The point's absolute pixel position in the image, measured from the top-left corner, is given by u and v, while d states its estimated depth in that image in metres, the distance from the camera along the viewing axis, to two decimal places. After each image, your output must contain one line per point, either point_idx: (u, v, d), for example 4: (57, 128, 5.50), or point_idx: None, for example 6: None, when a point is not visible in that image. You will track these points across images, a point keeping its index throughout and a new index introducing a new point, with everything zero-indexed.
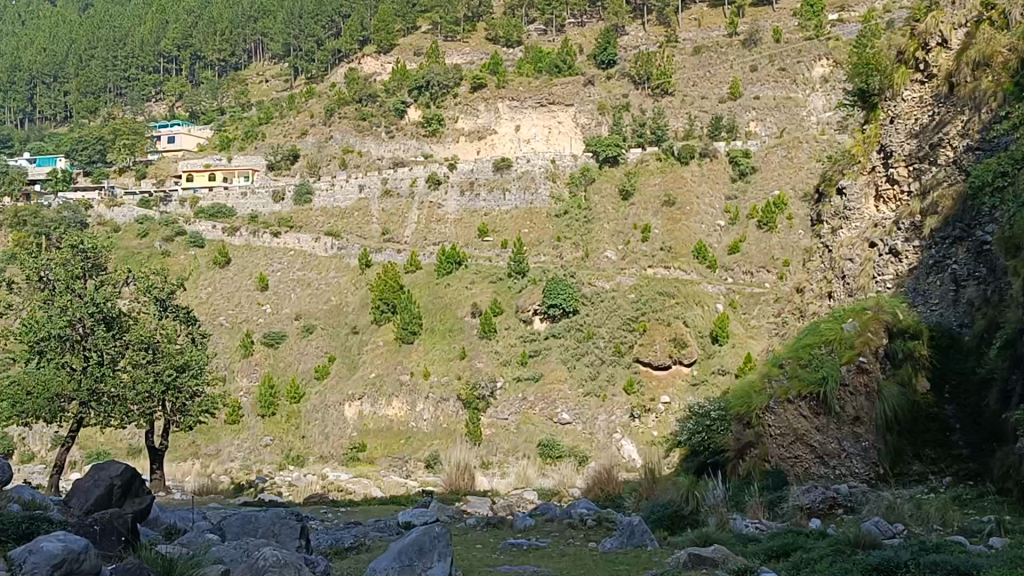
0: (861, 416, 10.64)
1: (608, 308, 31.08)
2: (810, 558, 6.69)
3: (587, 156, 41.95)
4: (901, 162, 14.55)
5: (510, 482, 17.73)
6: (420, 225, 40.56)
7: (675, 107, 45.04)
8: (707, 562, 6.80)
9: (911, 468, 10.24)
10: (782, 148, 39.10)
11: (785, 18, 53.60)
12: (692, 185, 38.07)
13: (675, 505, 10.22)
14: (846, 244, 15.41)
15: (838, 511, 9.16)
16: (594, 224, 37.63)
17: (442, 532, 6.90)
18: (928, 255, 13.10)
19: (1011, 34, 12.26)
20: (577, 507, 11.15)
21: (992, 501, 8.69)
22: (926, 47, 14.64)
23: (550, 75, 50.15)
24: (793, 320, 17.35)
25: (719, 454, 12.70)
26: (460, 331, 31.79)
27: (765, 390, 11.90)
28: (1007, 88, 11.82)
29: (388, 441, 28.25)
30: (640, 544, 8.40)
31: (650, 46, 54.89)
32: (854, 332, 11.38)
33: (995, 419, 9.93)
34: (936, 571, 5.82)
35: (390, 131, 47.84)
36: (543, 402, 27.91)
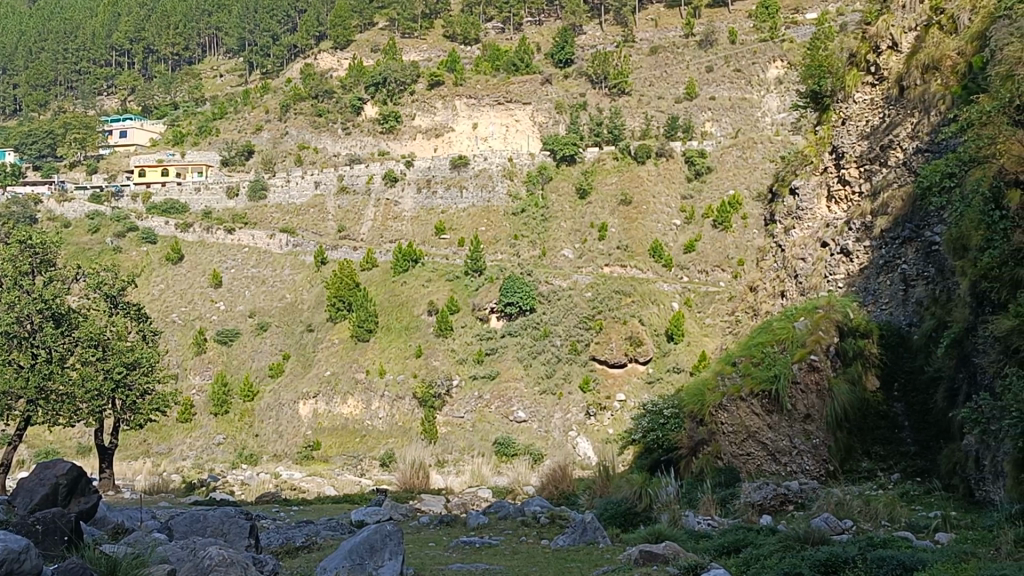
0: (812, 414, 10.74)
1: (564, 307, 31.14)
2: (760, 555, 6.73)
3: (544, 155, 41.99)
4: (853, 163, 14.84)
5: (465, 479, 17.70)
6: (376, 222, 40.37)
7: (632, 107, 45.25)
8: (658, 559, 6.83)
9: (861, 465, 10.37)
10: (737, 149, 39.43)
11: (740, 20, 54.00)
12: (649, 184, 38.28)
13: (628, 501, 10.25)
14: (799, 244, 15.77)
15: (789, 507, 9.25)
16: (551, 222, 37.70)
17: (393, 529, 6.85)
18: (878, 256, 13.32)
19: (960, 37, 12.35)
20: (530, 505, 11.14)
21: (938, 498, 8.82)
22: (877, 50, 14.81)
23: (507, 73, 50.10)
24: (747, 318, 17.61)
25: (672, 452, 12.79)
26: (416, 329, 31.70)
27: (717, 387, 11.96)
28: (955, 92, 11.99)
29: (343, 440, 28.04)
30: (593, 541, 8.42)
31: (607, 46, 55.04)
32: (806, 330, 11.47)
33: (943, 417, 10.10)
34: (882, 568, 5.86)
35: (346, 128, 47.53)
36: (499, 400, 27.91)
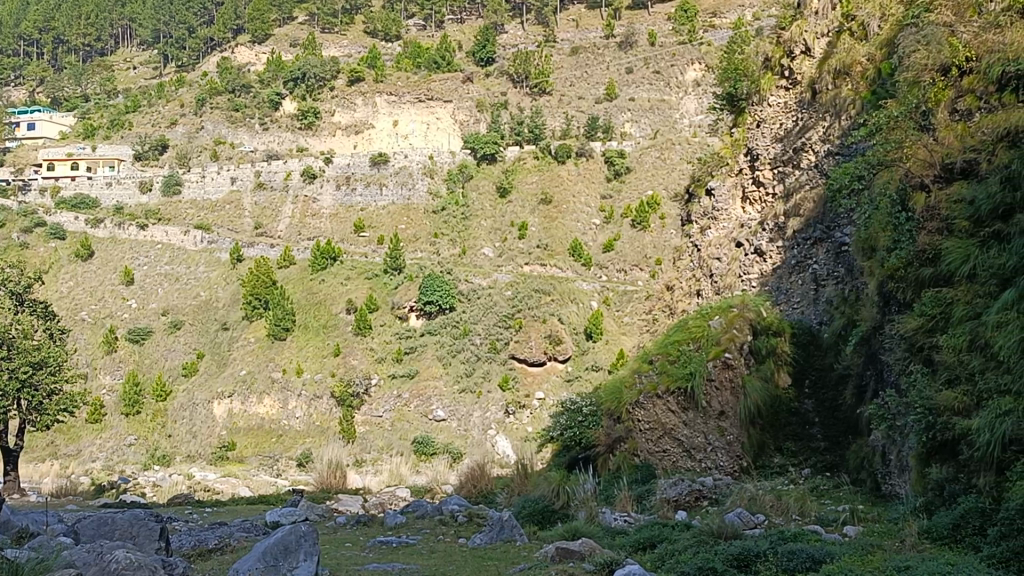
0: (726, 411, 10.95)
1: (484, 305, 31.14)
2: (674, 551, 6.81)
3: (465, 153, 42.00)
4: (767, 165, 15.19)
5: (383, 479, 17.59)
6: (294, 219, 39.86)
7: (553, 106, 45.53)
8: (574, 555, 6.88)
9: (772, 461, 10.60)
10: (656, 150, 40.04)
11: (659, 22, 54.73)
12: (569, 184, 38.51)
13: (546, 499, 10.27)
14: (715, 244, 16.10)
15: (703, 502, 9.40)
16: (472, 221, 37.63)
17: (308, 530, 6.76)
18: (790, 256, 13.64)
19: (869, 44, 12.64)
20: (448, 504, 11.09)
21: (847, 492, 9.03)
22: (790, 55, 15.12)
23: (428, 70, 49.90)
24: (664, 317, 17.90)
25: (589, 450, 12.85)
26: (334, 328, 31.39)
27: (634, 385, 12.04)
28: (865, 97, 12.31)
29: (258, 439, 27.63)
30: (510, 539, 8.41)
31: (528, 45, 55.23)
32: (720, 329, 11.64)
33: (851, 414, 10.39)
34: (793, 561, 5.98)
35: (264, 123, 46.74)
36: (418, 399, 27.79)
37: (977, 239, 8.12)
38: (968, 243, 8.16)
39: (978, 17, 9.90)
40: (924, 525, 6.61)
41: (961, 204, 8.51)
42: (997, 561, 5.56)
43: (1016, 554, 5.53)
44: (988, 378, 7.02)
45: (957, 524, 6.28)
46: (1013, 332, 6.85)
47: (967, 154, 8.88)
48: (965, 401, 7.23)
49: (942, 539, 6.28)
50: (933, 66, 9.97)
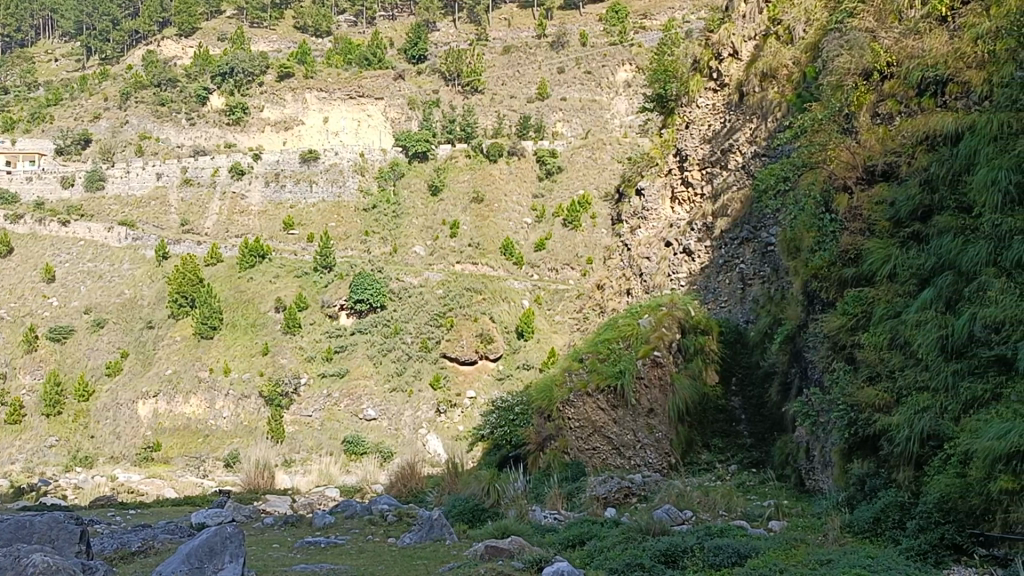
0: (655, 408, 11.06)
1: (416, 304, 31.00)
2: (603, 548, 6.87)
3: (396, 151, 41.83)
4: (695, 166, 15.41)
5: (312, 479, 17.39)
6: (222, 216, 39.22)
7: (485, 105, 45.56)
8: (503, 554, 6.89)
9: (700, 457, 10.74)
10: (587, 150, 40.43)
11: (591, 23, 55.03)
12: (501, 183, 38.63)
13: (476, 498, 10.28)
14: (644, 243, 16.28)
15: (632, 499, 9.49)
16: (403, 219, 37.42)
17: (234, 531, 6.67)
18: (718, 256, 13.84)
19: (795, 47, 12.88)
20: (377, 504, 11.04)
21: (772, 487, 9.20)
22: (719, 58, 15.36)
23: (360, 67, 49.51)
24: (594, 316, 18.04)
25: (519, 448, 12.87)
26: (263, 327, 30.96)
27: (564, 383, 12.05)
28: (790, 100, 12.54)
29: (184, 440, 27.18)
30: (440, 538, 8.41)
31: (461, 43, 55.15)
32: (650, 327, 11.76)
33: (776, 411, 10.62)
34: (718, 554, 6.08)
35: (191, 118, 45.62)
36: (348, 398, 27.60)
37: (897, 240, 8.38)
38: (889, 243, 8.41)
39: (898, 24, 10.19)
40: (846, 519, 6.75)
41: (882, 207, 8.76)
42: (916, 554, 5.70)
43: (933, 547, 5.68)
44: (907, 375, 7.24)
45: (877, 519, 6.43)
46: (932, 330, 7.13)
47: (888, 157, 9.12)
48: (887, 397, 7.41)
49: (864, 533, 6.42)
50: (856, 71, 10.25)
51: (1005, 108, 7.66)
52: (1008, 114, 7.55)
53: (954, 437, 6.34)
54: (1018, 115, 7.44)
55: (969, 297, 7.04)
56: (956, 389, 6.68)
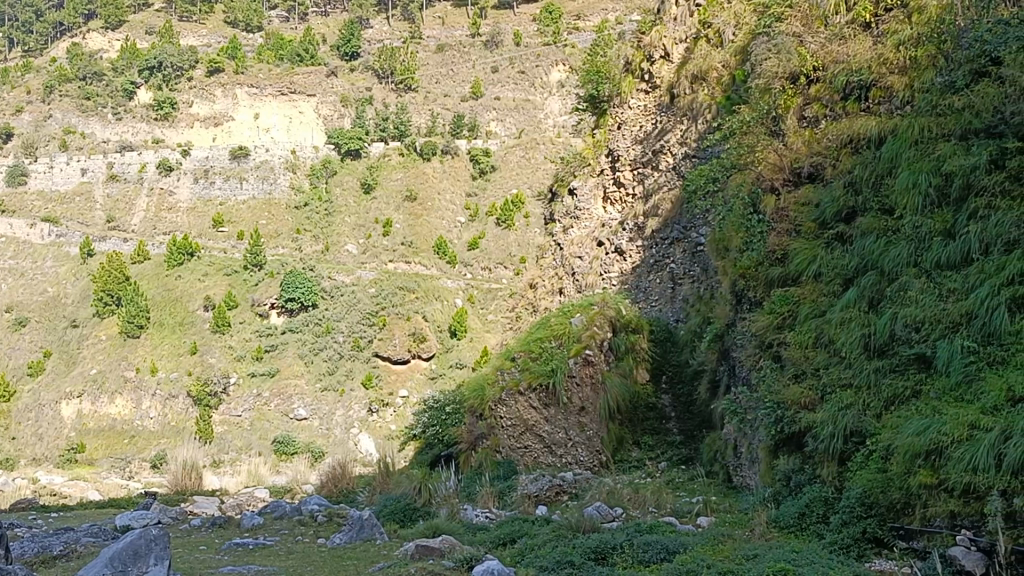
0: (587, 406, 11.13)
1: (347, 303, 30.72)
2: (533, 545, 6.89)
3: (328, 148, 41.55)
4: (627, 166, 15.57)
5: (241, 480, 17.14)
6: (149, 212, 38.44)
7: (418, 103, 45.35)
8: (434, 553, 6.87)
9: (631, 454, 10.85)
10: (521, 150, 40.80)
11: (525, 23, 55.11)
12: (434, 181, 38.82)
13: (407, 498, 10.23)
14: (576, 242, 16.38)
15: (563, 497, 9.55)
16: (335, 218, 37.04)
17: (159, 534, 6.58)
18: (649, 255, 14.01)
19: (724, 51, 13.10)
20: (308, 504, 10.95)
21: (701, 484, 9.33)
22: (650, 59, 15.56)
23: (291, 63, 48.88)
24: (526, 315, 18.15)
25: (452, 447, 12.83)
26: (192, 325, 30.45)
27: (496, 381, 12.02)
28: (720, 102, 12.72)
29: (110, 441, 26.64)
30: (370, 538, 8.37)
31: (394, 40, 54.82)
32: (581, 326, 11.80)
33: (705, 409, 10.82)
34: (648, 550, 6.15)
35: (117, 113, 44.41)
36: (278, 398, 27.32)
37: (822, 240, 8.55)
38: (814, 244, 8.58)
39: (824, 29, 10.43)
40: (772, 515, 6.86)
41: (808, 208, 8.97)
42: (839, 547, 5.82)
43: (855, 541, 5.81)
44: (831, 372, 7.39)
45: (802, 514, 6.55)
46: (855, 328, 7.35)
47: (813, 158, 9.33)
48: (812, 394, 7.51)
49: (789, 528, 6.53)
50: (783, 74, 10.46)
51: (926, 113, 7.99)
52: (928, 119, 7.87)
53: (876, 433, 6.49)
54: (938, 120, 7.77)
55: (891, 296, 7.27)
56: (878, 385, 6.84)
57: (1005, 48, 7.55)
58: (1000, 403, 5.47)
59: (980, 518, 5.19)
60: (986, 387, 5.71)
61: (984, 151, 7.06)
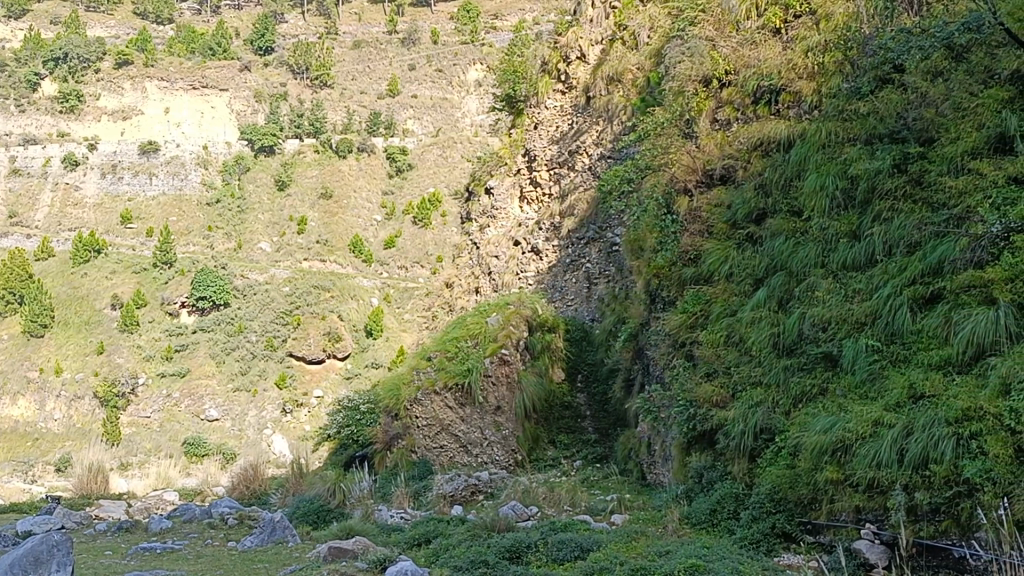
0: (502, 406, 11.12)
1: (260, 302, 30.34)
2: (449, 546, 6.87)
3: (242, 145, 41.12)
4: (543, 166, 15.65)
5: (148, 482, 16.75)
6: (53, 208, 37.42)
7: (333, 99, 44.78)
8: (347, 554, 6.80)
9: (546, 453, 10.92)
10: (438, 149, 41.05)
11: (442, 21, 54.95)
12: (350, 179, 38.51)
13: (320, 499, 10.15)
14: (493, 242, 16.41)
15: (480, 497, 9.60)
16: (247, 215, 36.32)
17: (61, 538, 6.38)
18: (565, 255, 14.09)
19: (639, 53, 13.24)
20: (219, 507, 10.74)
21: (615, 481, 9.42)
22: (567, 60, 15.68)
23: (203, 57, 47.55)
24: (443, 314, 18.17)
25: (366, 447, 12.71)
26: (98, 324, 29.70)
27: (412, 381, 11.85)
28: (635, 104, 12.84)
29: (11, 444, 25.77)
30: (282, 540, 8.24)
31: (309, 36, 53.93)
32: (497, 326, 11.84)
33: (619, 407, 11.02)
34: (562, 548, 6.18)
35: (21, 105, 42.80)
36: (189, 399, 26.76)
37: (733, 241, 8.70)
38: (726, 244, 8.73)
39: (736, 34, 10.69)
40: (684, 511, 6.92)
41: (721, 209, 9.13)
42: (749, 543, 5.91)
43: (765, 536, 5.91)
44: (742, 370, 7.51)
45: (713, 510, 6.63)
46: (765, 328, 7.50)
47: (725, 161, 9.50)
48: (723, 392, 7.59)
49: (701, 524, 6.61)
50: (696, 77, 10.60)
51: (834, 118, 8.20)
52: (836, 123, 8.10)
53: (785, 430, 6.62)
54: (845, 124, 8.00)
55: (799, 296, 7.44)
56: (787, 384, 6.99)
57: (908, 57, 7.78)
58: (903, 400, 5.63)
59: (882, 511, 5.33)
60: (889, 384, 5.88)
61: (888, 156, 7.26)
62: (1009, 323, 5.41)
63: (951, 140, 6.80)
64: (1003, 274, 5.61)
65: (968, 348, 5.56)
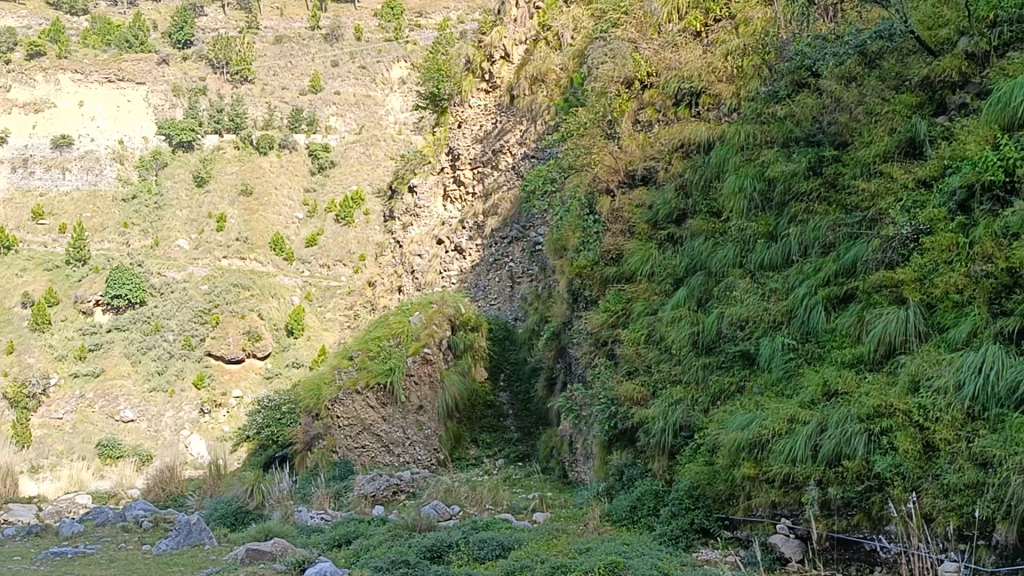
0: (425, 405, 11.07)
1: (178, 300, 29.75)
2: (369, 546, 6.82)
3: (160, 139, 40.27)
4: (467, 165, 15.65)
5: (60, 486, 16.29)
6: None
7: (254, 95, 44.07)
8: (266, 556, 6.69)
9: (469, 452, 10.93)
10: (361, 146, 41.06)
11: (366, 18, 54.50)
12: (270, 176, 37.95)
13: (239, 500, 9.98)
14: (416, 241, 16.38)
15: (401, 497, 9.59)
16: (165, 211, 35.47)
17: None
18: (487, 254, 14.12)
19: (562, 54, 13.28)
20: (133, 509, 10.53)
21: (537, 480, 9.44)
22: (491, 59, 15.71)
23: (119, 49, 46.50)
24: (365, 312, 18.07)
25: (286, 448, 12.58)
26: (7, 323, 28.81)
27: (333, 381, 11.68)
28: (558, 104, 12.91)
29: None
30: (198, 543, 8.09)
31: (230, 30, 52.85)
32: (420, 325, 11.77)
33: (542, 406, 11.13)
34: (483, 547, 6.19)
35: None
36: (104, 399, 26.08)
37: (655, 241, 8.79)
38: (647, 244, 8.81)
39: (658, 36, 10.82)
40: (606, 508, 6.96)
41: (642, 209, 9.22)
42: (669, 538, 5.97)
43: (683, 532, 5.99)
44: (662, 369, 7.59)
45: (634, 506, 6.69)
46: (685, 326, 7.59)
47: (646, 162, 9.61)
48: (644, 390, 7.67)
49: (622, 521, 6.66)
50: (618, 79, 10.66)
51: (751, 121, 8.38)
52: (754, 126, 8.27)
53: (704, 427, 6.73)
54: (763, 127, 8.18)
55: (718, 296, 7.56)
56: (705, 382, 7.10)
57: (823, 62, 7.95)
58: (817, 397, 5.76)
59: (797, 506, 5.46)
60: (804, 382, 6.01)
61: (804, 159, 7.42)
62: (917, 322, 5.57)
63: (864, 145, 6.98)
64: (913, 275, 5.76)
65: (879, 347, 5.71)
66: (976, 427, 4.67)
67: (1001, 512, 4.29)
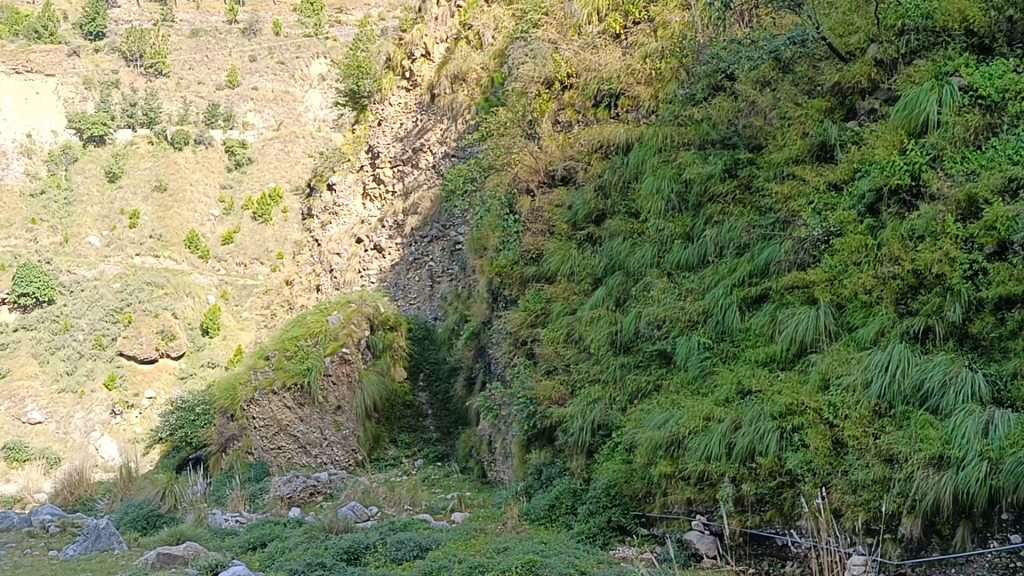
0: (343, 405, 10.97)
1: (89, 299, 29.03)
2: (284, 548, 6.74)
3: (70, 134, 39.42)
4: (387, 163, 15.55)
5: None
6: None
7: (169, 89, 42.99)
8: (177, 560, 6.54)
9: (387, 452, 10.86)
10: (279, 142, 40.81)
11: (285, 12, 53.64)
12: (186, 172, 37.13)
13: (150, 503, 9.73)
14: (335, 239, 16.22)
15: (318, 498, 9.51)
16: (76, 207, 34.50)
17: None
18: (407, 254, 14.07)
19: (483, 53, 13.27)
20: (39, 513, 10.20)
21: (456, 480, 9.43)
22: (412, 57, 15.63)
23: (27, 40, 45.10)
24: (282, 311, 17.82)
25: (200, 449, 12.35)
26: None
27: (248, 381, 11.46)
28: (479, 103, 12.90)
29: None
30: (107, 548, 7.88)
31: (144, 22, 51.46)
32: (338, 324, 11.68)
33: (461, 406, 11.15)
34: (399, 548, 6.15)
35: None
36: (10, 400, 25.28)
37: (574, 240, 8.83)
38: (567, 244, 8.84)
39: (578, 37, 10.87)
40: (524, 507, 6.97)
41: (562, 209, 9.26)
42: (586, 536, 6.02)
43: (600, 530, 6.04)
44: (581, 369, 7.63)
45: (551, 506, 6.71)
46: (603, 326, 7.65)
47: (566, 162, 9.65)
48: (563, 389, 7.71)
49: (539, 520, 6.68)
50: (538, 79, 10.68)
51: (669, 123, 8.50)
52: (672, 128, 8.38)
53: (621, 426, 6.78)
54: (680, 129, 8.29)
55: (636, 296, 7.63)
56: (623, 380, 7.16)
57: (738, 66, 8.08)
58: (731, 396, 5.85)
59: (711, 503, 5.56)
60: (718, 381, 6.11)
61: (720, 160, 7.54)
62: (828, 321, 5.69)
63: (777, 147, 7.13)
64: (824, 275, 5.89)
65: (791, 346, 5.82)
66: (883, 423, 4.79)
67: (907, 507, 4.44)
